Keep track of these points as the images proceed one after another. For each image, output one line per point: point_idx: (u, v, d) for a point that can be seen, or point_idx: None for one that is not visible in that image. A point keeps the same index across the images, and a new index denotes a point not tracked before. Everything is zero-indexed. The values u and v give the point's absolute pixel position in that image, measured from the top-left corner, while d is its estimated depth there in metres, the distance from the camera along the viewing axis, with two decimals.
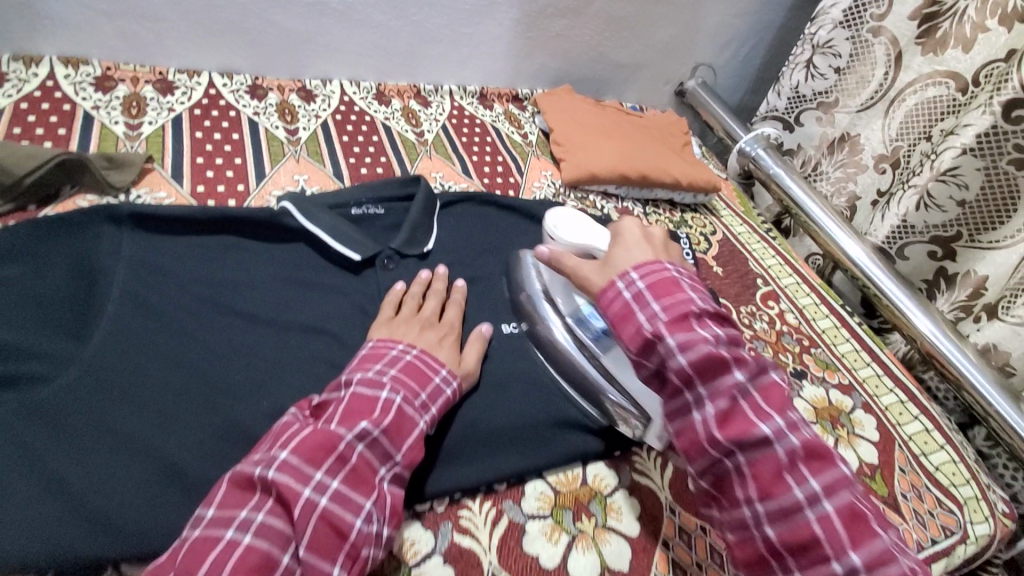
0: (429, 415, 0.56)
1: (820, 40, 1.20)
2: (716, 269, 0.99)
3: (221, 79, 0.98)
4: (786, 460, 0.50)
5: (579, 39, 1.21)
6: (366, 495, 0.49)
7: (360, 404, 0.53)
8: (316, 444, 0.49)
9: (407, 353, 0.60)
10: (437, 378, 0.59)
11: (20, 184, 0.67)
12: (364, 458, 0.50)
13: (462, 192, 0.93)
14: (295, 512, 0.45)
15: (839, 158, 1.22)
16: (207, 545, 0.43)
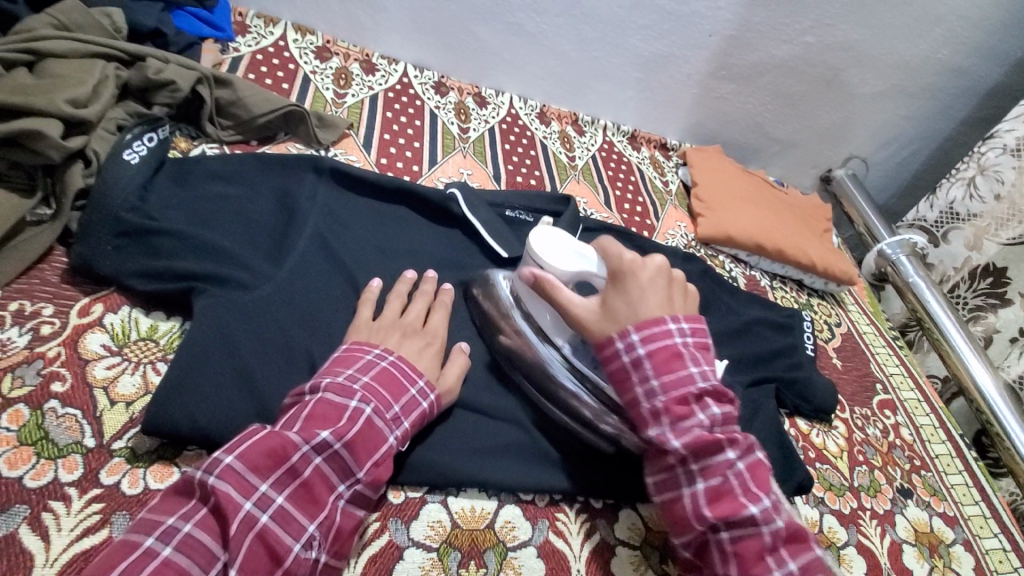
0: (401, 429, 0.52)
1: (987, 162, 1.17)
2: (835, 361, 0.97)
3: (413, 71, 1.08)
4: (738, 478, 0.53)
5: (742, 106, 1.23)
6: (309, 516, 0.46)
7: (326, 410, 0.49)
8: (264, 451, 0.45)
9: (383, 358, 0.56)
10: (412, 390, 0.55)
11: (254, 122, 0.77)
12: (318, 472, 0.47)
13: (603, 222, 0.97)
14: (228, 529, 0.42)
15: (981, 286, 1.19)
16: (128, 546, 0.40)
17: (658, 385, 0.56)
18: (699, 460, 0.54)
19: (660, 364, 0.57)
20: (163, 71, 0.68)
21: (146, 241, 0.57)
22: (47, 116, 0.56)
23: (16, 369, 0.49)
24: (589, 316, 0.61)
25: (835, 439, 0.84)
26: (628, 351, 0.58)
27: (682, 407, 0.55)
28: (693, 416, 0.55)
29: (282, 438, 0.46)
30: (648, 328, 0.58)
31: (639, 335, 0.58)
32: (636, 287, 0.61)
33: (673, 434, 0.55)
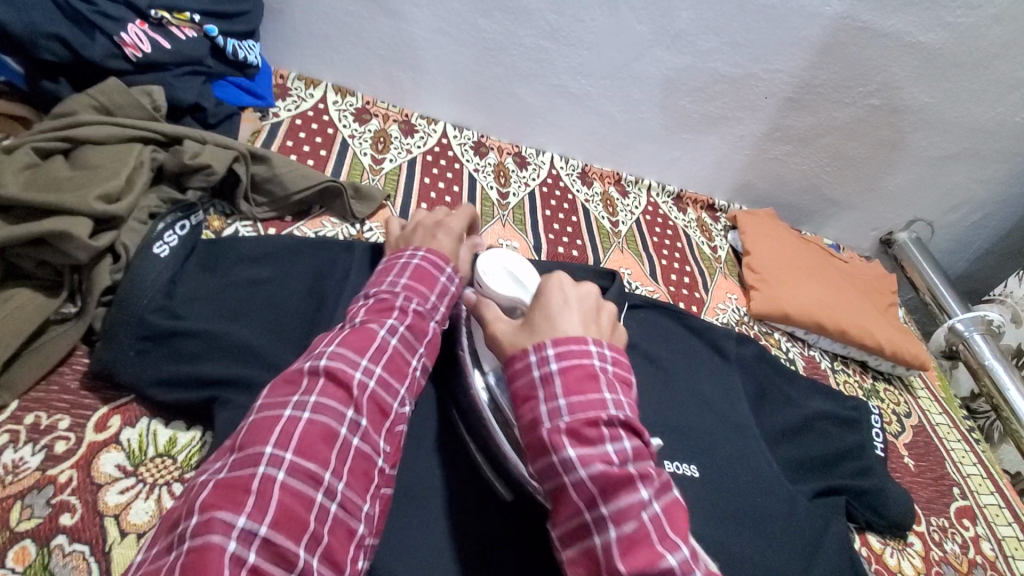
0: (439, 315, 0.56)
1: None
2: (908, 461, 0.87)
3: (452, 131, 1.05)
4: (658, 534, 0.39)
5: (797, 167, 1.17)
6: (402, 382, 0.48)
7: (381, 305, 0.52)
8: (354, 335, 0.48)
9: (413, 258, 0.58)
10: (442, 278, 0.58)
11: (290, 199, 0.75)
12: (400, 348, 0.49)
13: (650, 298, 0.91)
14: (350, 391, 0.44)
15: None
16: (271, 419, 0.40)
17: (566, 405, 0.43)
18: (609, 501, 0.40)
19: (573, 384, 0.44)
20: (199, 154, 0.66)
21: (171, 345, 0.54)
22: (77, 215, 0.53)
23: (26, 497, 0.45)
24: (506, 332, 0.51)
25: (910, 559, 0.75)
26: (536, 365, 0.45)
27: (591, 433, 0.42)
28: (600, 444, 0.42)
29: (269, 404, 0.42)
30: (567, 342, 0.46)
31: (554, 349, 0.46)
32: (559, 298, 0.51)
33: (580, 466, 0.41)
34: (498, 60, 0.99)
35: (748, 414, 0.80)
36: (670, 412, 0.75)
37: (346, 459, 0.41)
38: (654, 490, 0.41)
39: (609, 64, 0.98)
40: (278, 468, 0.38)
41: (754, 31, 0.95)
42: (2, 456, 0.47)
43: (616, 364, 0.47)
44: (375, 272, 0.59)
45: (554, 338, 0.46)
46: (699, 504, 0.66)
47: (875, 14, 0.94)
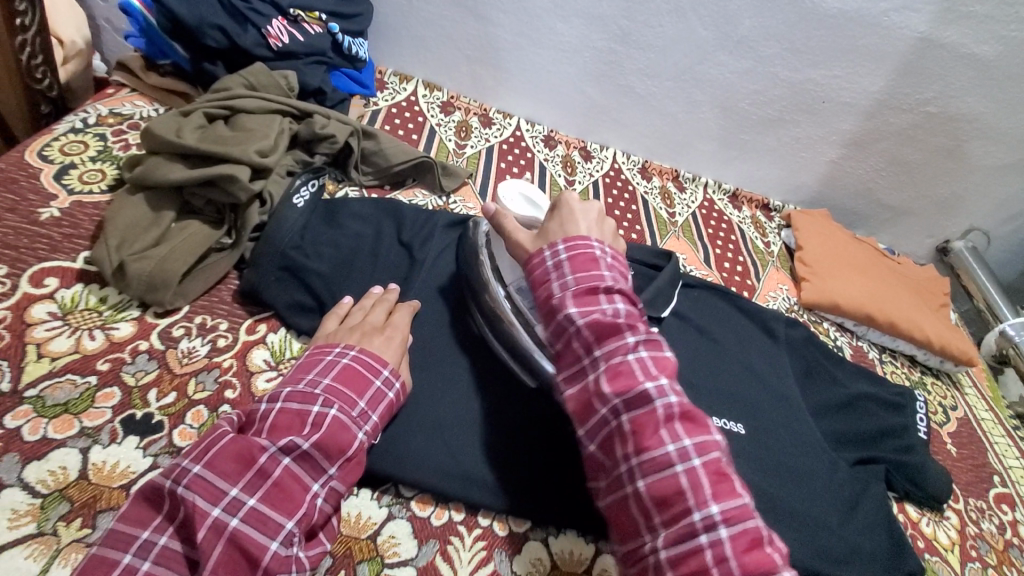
0: (369, 424, 0.54)
1: None
2: (950, 448, 0.90)
3: (525, 125, 1.15)
4: (642, 366, 0.49)
5: (853, 172, 1.21)
6: (286, 514, 0.46)
7: (289, 419, 0.50)
8: (231, 457, 0.46)
9: (344, 356, 0.57)
10: (377, 382, 0.56)
11: (391, 171, 0.87)
12: (288, 473, 0.48)
13: (703, 280, 0.98)
14: (196, 537, 0.43)
15: None
16: (105, 566, 0.41)
17: (569, 275, 0.54)
18: (601, 344, 0.50)
19: (575, 260, 0.55)
20: (327, 126, 0.79)
21: (305, 276, 0.66)
22: (239, 163, 0.66)
23: (199, 375, 0.58)
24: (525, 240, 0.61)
25: (945, 531, 0.79)
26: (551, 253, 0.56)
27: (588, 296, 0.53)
28: (597, 300, 0.53)
29: (111, 546, 0.42)
30: (575, 242, 0.56)
31: (563, 242, 0.56)
32: (566, 211, 0.61)
33: (578, 317, 0.52)
34: (572, 62, 1.09)
35: (795, 388, 0.86)
36: (719, 379, 0.81)
37: None
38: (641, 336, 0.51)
39: (673, 67, 1.08)
40: None
41: (814, 38, 1.02)
42: (180, 344, 0.59)
43: (614, 260, 0.57)
44: (300, 367, 0.57)
45: (565, 238, 0.56)
46: (746, 456, 0.72)
47: (934, 25, 1.00)
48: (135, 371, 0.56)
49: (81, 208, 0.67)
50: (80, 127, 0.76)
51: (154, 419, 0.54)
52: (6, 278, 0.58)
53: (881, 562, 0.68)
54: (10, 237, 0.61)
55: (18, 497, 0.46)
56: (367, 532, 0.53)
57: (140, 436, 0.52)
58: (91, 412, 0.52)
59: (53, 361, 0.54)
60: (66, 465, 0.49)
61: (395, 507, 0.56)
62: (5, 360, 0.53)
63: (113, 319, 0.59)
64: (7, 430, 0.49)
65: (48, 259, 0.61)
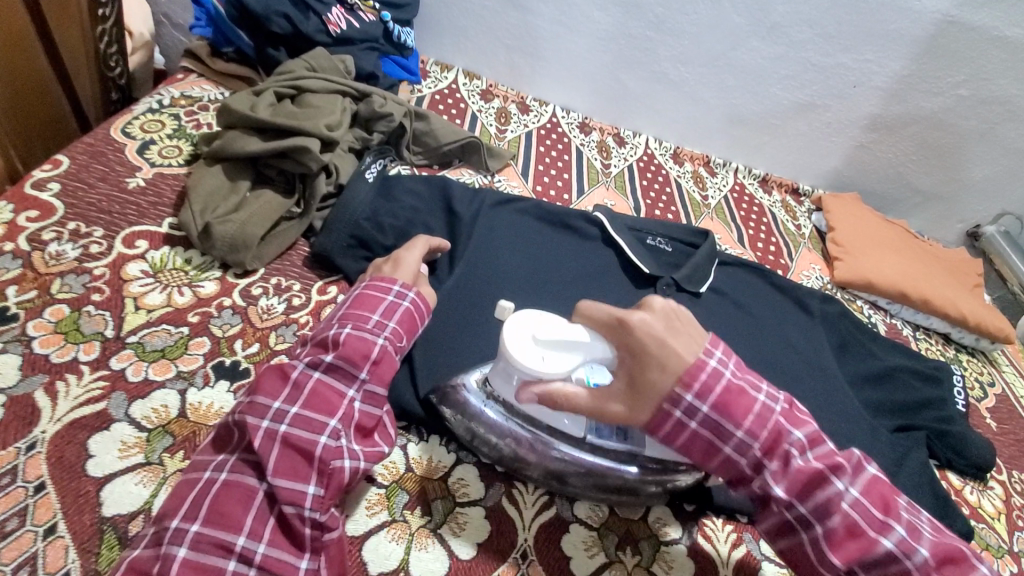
0: (389, 330, 0.56)
1: None
2: (990, 422, 0.91)
3: (561, 112, 1.19)
4: (923, 574, 0.47)
5: (883, 156, 1.23)
6: (328, 413, 0.50)
7: (318, 346, 0.54)
8: (270, 379, 0.51)
9: (357, 287, 0.60)
10: (389, 297, 0.58)
11: (440, 149, 0.91)
12: (320, 382, 0.51)
13: (738, 258, 1.00)
14: (254, 444, 0.47)
15: None
16: (188, 486, 0.46)
17: (780, 479, 0.50)
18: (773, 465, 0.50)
19: (733, 413, 0.50)
20: (384, 105, 0.84)
21: (370, 244, 0.70)
22: (310, 136, 0.71)
23: (278, 329, 0.62)
24: (615, 402, 0.50)
25: (992, 500, 0.79)
26: (733, 447, 0.50)
27: (818, 494, 0.49)
28: (839, 499, 0.49)
29: (189, 476, 0.46)
30: (697, 379, 0.49)
31: (713, 407, 0.49)
32: (654, 350, 0.49)
33: (818, 523, 0.49)
34: (607, 49, 1.12)
35: (832, 360, 0.87)
36: (758, 348, 0.84)
37: (262, 519, 0.45)
38: (899, 535, 0.48)
39: (706, 54, 1.11)
40: (181, 544, 0.43)
41: (847, 23, 1.04)
42: (260, 301, 0.63)
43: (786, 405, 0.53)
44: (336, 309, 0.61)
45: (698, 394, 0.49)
46: None
47: (964, 8, 1.03)
48: (222, 324, 0.60)
49: (163, 178, 0.71)
50: (156, 107, 0.81)
51: (242, 366, 0.57)
52: (103, 239, 0.63)
53: None
54: (104, 204, 0.66)
55: (127, 430, 0.50)
56: (438, 473, 0.57)
57: (230, 381, 0.56)
58: (186, 358, 0.56)
59: (149, 312, 0.59)
60: (167, 404, 0.53)
61: (462, 452, 0.60)
62: (107, 311, 0.57)
63: (198, 278, 0.63)
64: (114, 371, 0.53)
65: (137, 224, 0.66)
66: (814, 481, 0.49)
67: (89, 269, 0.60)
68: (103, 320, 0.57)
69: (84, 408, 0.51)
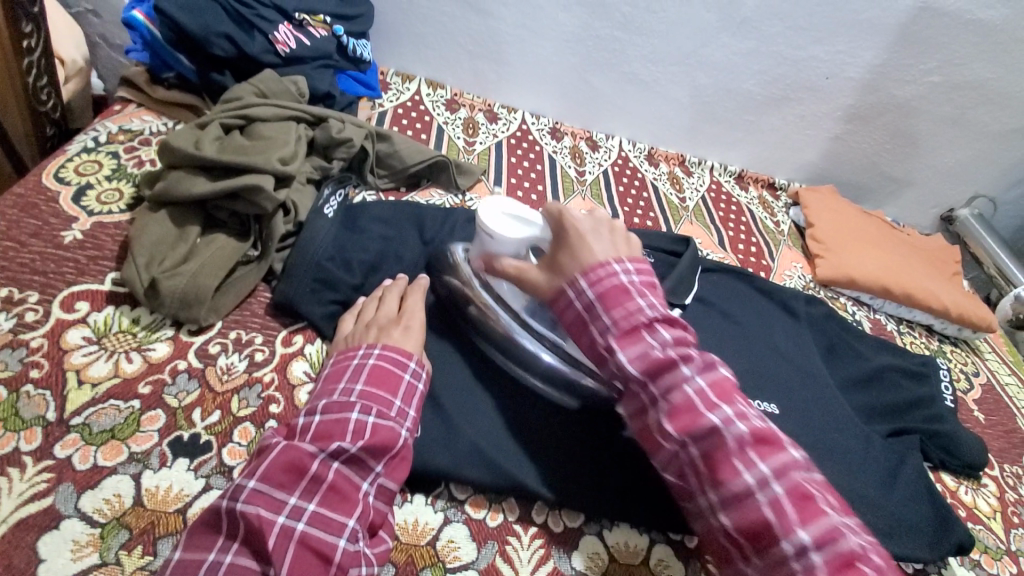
0: (409, 420, 0.53)
1: None
2: (978, 414, 0.91)
3: (530, 118, 1.14)
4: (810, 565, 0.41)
5: (857, 146, 1.22)
6: (347, 513, 0.46)
7: (330, 425, 0.49)
8: (284, 466, 0.46)
9: (370, 357, 0.56)
10: (406, 376, 0.56)
11: (406, 171, 0.85)
12: (342, 474, 0.47)
13: (720, 263, 0.98)
14: (267, 544, 0.42)
15: None
16: None
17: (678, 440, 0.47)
18: (680, 440, 0.47)
19: (653, 371, 0.48)
20: (342, 130, 0.78)
21: (336, 285, 0.66)
22: (262, 172, 0.66)
23: (241, 391, 0.57)
24: (538, 275, 0.57)
25: (988, 499, 0.79)
26: (651, 405, 0.49)
27: (724, 473, 0.45)
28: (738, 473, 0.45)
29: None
30: (630, 327, 0.50)
31: (625, 350, 0.50)
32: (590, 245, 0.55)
33: (721, 507, 0.45)
34: (575, 51, 1.08)
35: (821, 364, 0.86)
36: (748, 357, 0.82)
37: None
38: (798, 531, 0.42)
39: (677, 52, 1.07)
40: None
41: (817, 14, 1.02)
42: (218, 361, 0.58)
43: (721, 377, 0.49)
44: (324, 376, 0.57)
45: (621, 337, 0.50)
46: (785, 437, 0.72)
47: None
48: (177, 392, 0.55)
49: (103, 229, 0.65)
50: (92, 146, 0.74)
51: (202, 439, 0.52)
52: (38, 305, 0.57)
53: (929, 533, 0.68)
54: (37, 264, 0.60)
55: (78, 527, 0.45)
56: (426, 539, 0.53)
57: (190, 457, 0.51)
58: (139, 436, 0.51)
59: (94, 387, 0.53)
60: (120, 492, 0.48)
61: (451, 511, 0.56)
62: (48, 390, 0.52)
63: (148, 339, 0.58)
64: (58, 460, 0.48)
65: (76, 283, 0.60)
66: (715, 457, 0.46)
67: (24, 341, 0.54)
68: (44, 400, 0.51)
69: (26, 508, 0.45)
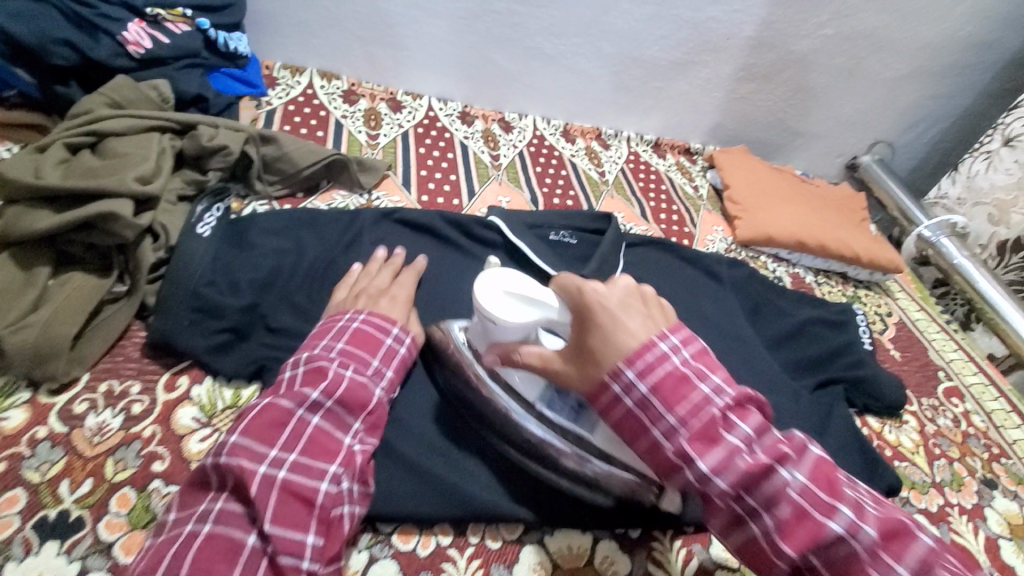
0: (385, 380, 0.56)
1: (1012, 132, 1.18)
2: (894, 353, 0.96)
3: (437, 104, 1.09)
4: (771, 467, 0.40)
5: (763, 104, 1.24)
6: (328, 460, 0.48)
7: (269, 432, 0.47)
8: (265, 422, 0.47)
9: (353, 321, 0.59)
10: (352, 371, 0.53)
11: (299, 173, 0.78)
12: (320, 428, 0.49)
13: (644, 236, 0.96)
14: (251, 492, 0.43)
15: (1014, 261, 1.17)
16: None
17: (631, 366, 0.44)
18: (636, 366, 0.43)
19: (610, 310, 0.46)
20: (215, 137, 0.71)
21: (222, 312, 0.58)
22: (117, 198, 0.58)
23: (117, 452, 0.50)
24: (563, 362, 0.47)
25: (909, 434, 0.82)
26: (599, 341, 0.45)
27: (682, 394, 0.42)
28: (700, 392, 0.42)
29: None
30: (593, 285, 0.47)
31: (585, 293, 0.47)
32: (605, 311, 0.45)
33: (682, 428, 0.42)
34: (474, 29, 1.03)
35: (747, 326, 0.86)
36: None
37: None
38: (755, 436, 0.41)
39: (577, 22, 1.04)
40: None
41: None
42: (87, 421, 0.51)
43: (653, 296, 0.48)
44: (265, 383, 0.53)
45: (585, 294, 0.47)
46: None
47: None
48: (39, 464, 0.47)
49: None
50: None
51: (73, 516, 0.45)
52: None
53: (860, 480, 0.70)
54: None
55: None
56: None
57: (61, 540, 0.44)
58: None
59: None
60: None
61: (377, 547, 0.51)
62: None
63: None
64: None
65: None
66: (675, 382, 0.43)
67: None
68: None
69: None
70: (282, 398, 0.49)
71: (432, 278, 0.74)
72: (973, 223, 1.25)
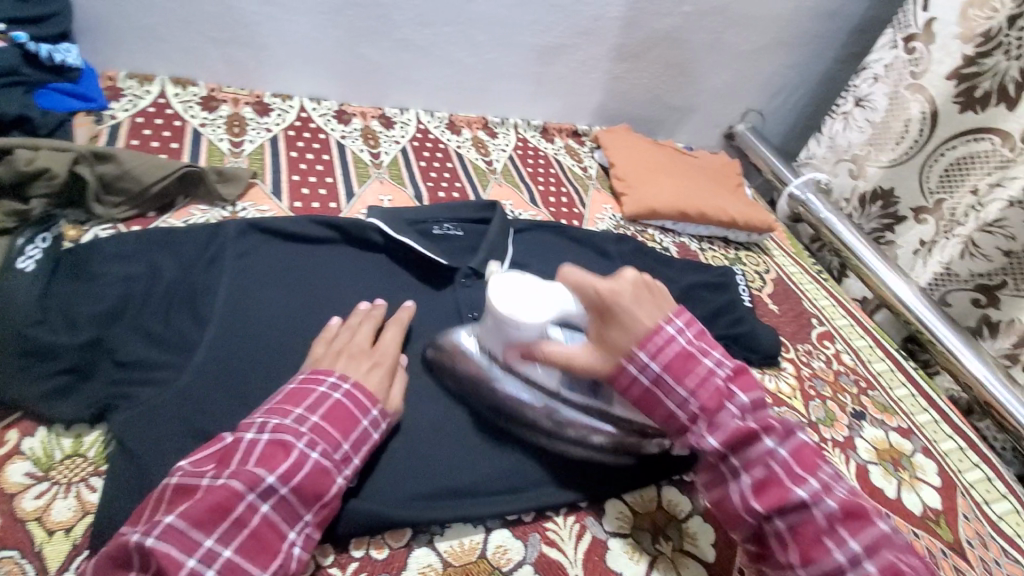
0: (352, 467, 0.52)
1: (861, 92, 1.29)
2: (773, 307, 1.02)
3: (310, 104, 1.04)
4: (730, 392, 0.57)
5: (639, 82, 1.28)
6: (264, 563, 0.45)
7: (207, 519, 0.44)
8: (207, 509, 0.44)
9: (336, 391, 0.55)
10: (317, 455, 0.50)
11: (147, 192, 0.72)
12: (267, 521, 0.46)
13: (532, 220, 0.97)
14: None
15: (873, 211, 1.28)
16: None
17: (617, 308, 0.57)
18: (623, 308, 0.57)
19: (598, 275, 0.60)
20: (34, 159, 0.65)
21: (55, 352, 0.53)
22: None
23: None
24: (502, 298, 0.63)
25: (788, 380, 0.89)
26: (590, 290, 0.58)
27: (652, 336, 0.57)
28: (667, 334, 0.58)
29: None
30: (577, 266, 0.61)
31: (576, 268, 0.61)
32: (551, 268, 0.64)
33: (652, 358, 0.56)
34: (336, 23, 0.98)
35: None
36: None
37: None
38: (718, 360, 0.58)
39: (444, 11, 1.02)
40: None
41: None
42: None
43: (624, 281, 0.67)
44: (219, 442, 0.50)
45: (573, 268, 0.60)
46: None
47: None
48: None
49: None
50: None
51: None
52: None
53: None
54: None
55: None
56: None
57: None
58: None
59: None
60: None
61: None
62: None
63: None
64: None
65: None
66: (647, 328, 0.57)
67: None
68: None
69: None
70: (237, 478, 0.46)
71: (309, 286, 0.71)
72: (837, 179, 1.36)
